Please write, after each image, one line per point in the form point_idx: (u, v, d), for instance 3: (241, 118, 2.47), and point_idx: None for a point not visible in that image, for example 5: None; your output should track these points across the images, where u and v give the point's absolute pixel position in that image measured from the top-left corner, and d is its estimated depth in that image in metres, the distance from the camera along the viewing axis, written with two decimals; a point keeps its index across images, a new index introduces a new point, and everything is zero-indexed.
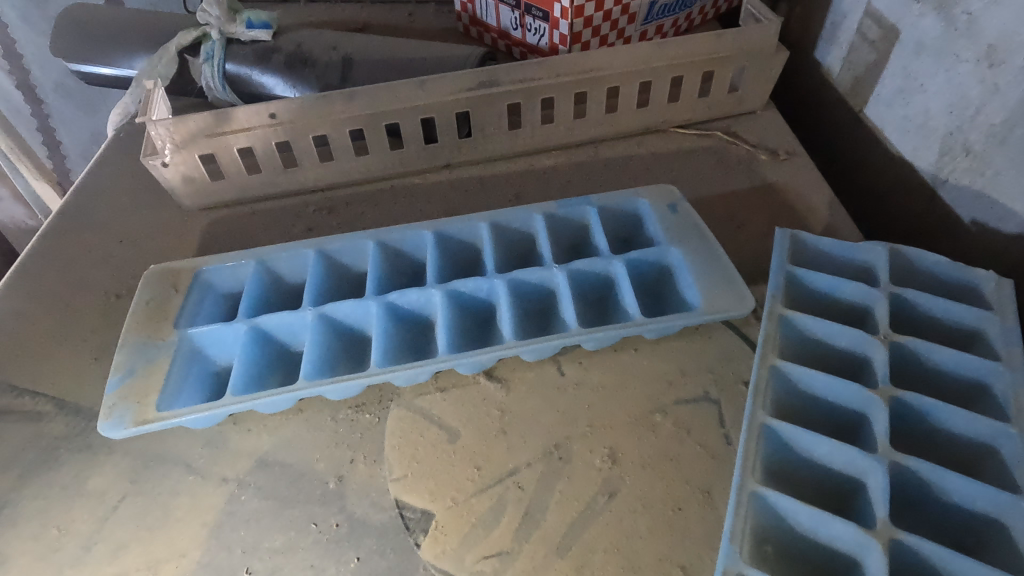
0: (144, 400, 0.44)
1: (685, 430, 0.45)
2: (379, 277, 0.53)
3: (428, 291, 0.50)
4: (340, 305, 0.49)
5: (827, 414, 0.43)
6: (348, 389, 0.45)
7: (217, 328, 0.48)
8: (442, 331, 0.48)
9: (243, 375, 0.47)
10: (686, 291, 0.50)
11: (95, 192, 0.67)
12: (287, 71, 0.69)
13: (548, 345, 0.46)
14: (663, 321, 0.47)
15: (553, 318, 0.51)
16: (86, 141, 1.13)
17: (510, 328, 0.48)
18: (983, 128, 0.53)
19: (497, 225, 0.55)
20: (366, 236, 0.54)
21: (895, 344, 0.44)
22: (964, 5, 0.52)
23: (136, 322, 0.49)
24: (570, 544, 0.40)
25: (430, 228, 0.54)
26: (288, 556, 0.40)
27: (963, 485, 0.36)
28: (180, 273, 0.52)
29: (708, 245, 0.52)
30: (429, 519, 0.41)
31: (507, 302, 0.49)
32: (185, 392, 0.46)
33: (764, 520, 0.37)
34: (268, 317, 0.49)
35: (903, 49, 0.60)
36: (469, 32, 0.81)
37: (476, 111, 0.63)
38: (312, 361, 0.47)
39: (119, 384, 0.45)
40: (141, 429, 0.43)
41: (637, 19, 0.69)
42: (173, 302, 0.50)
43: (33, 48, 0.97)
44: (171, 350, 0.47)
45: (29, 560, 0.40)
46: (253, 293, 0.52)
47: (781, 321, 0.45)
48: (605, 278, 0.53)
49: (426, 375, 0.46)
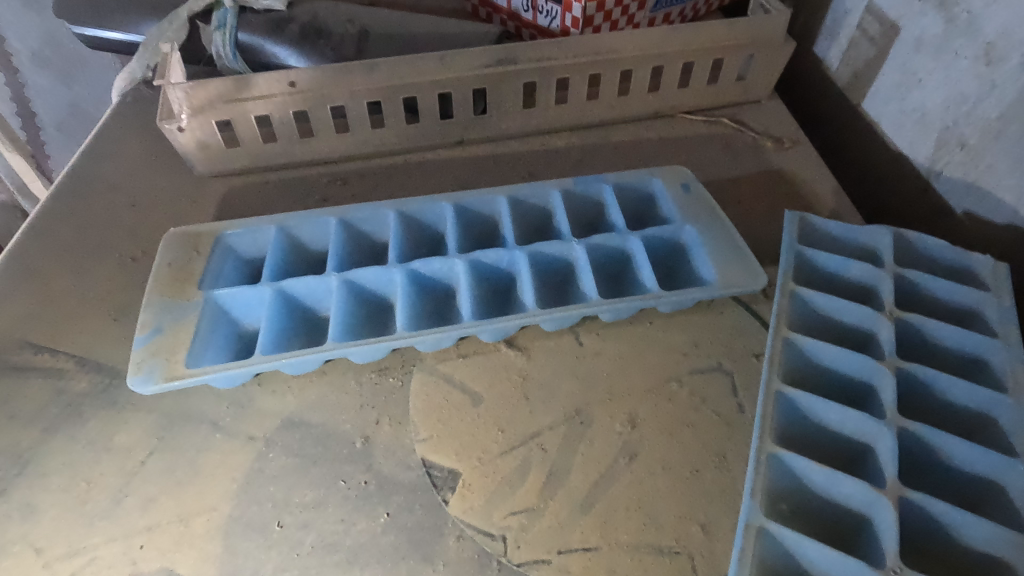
0: (173, 357, 0.44)
1: (700, 398, 0.47)
2: (401, 246, 0.53)
3: (451, 260, 0.51)
4: (364, 271, 0.50)
5: (836, 385, 0.45)
6: (373, 352, 0.46)
7: (242, 291, 0.49)
8: (465, 299, 0.49)
9: (269, 336, 0.47)
10: (700, 267, 0.52)
11: (101, 156, 0.66)
12: (300, 42, 0.69)
13: (569, 314, 0.47)
14: (681, 294, 0.49)
15: (571, 289, 0.53)
16: (64, 113, 1.14)
17: (532, 297, 0.49)
18: (978, 123, 0.55)
19: (515, 200, 0.56)
20: (387, 206, 0.55)
21: (899, 320, 0.46)
22: (965, 4, 0.54)
23: (160, 282, 0.49)
24: (594, 502, 0.41)
25: (449, 201, 0.55)
26: (319, 511, 0.41)
27: (966, 449, 0.38)
28: (202, 236, 0.52)
29: (722, 224, 0.54)
30: (456, 478, 0.42)
31: (528, 272, 0.51)
32: (211, 353, 0.47)
33: (781, 480, 0.39)
34: (293, 281, 0.49)
35: (902, 45, 0.62)
36: (478, 13, 0.80)
37: (493, 88, 0.64)
38: (338, 324, 0.47)
39: (147, 341, 0.45)
40: (170, 384, 0.43)
41: (646, 6, 0.70)
42: (196, 264, 0.50)
43: (12, 17, 0.96)
44: (197, 310, 0.47)
45: (56, 511, 0.40)
46: (276, 258, 0.52)
47: (792, 297, 0.47)
48: (622, 253, 0.54)
49: (449, 340, 0.47)
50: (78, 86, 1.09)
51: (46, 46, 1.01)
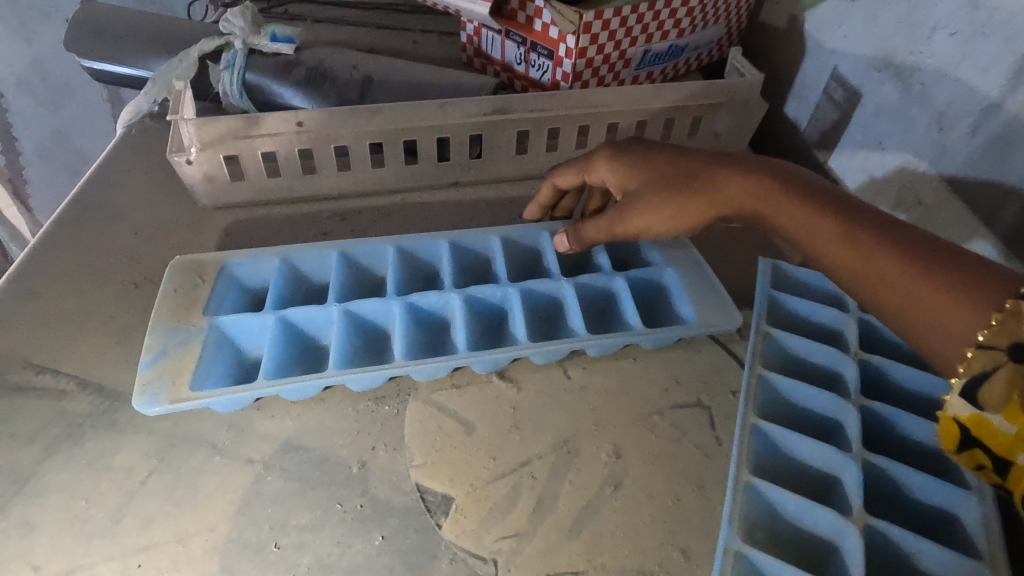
0: (178, 380, 0.46)
1: (681, 431, 0.49)
2: (399, 279, 0.56)
3: (447, 294, 0.54)
4: (364, 302, 0.53)
5: (807, 420, 0.48)
6: (373, 379, 0.48)
7: (247, 318, 0.51)
8: (460, 331, 0.52)
9: (272, 362, 0.49)
10: (680, 307, 0.56)
11: (104, 184, 0.67)
12: (306, 85, 0.73)
13: (559, 348, 0.50)
14: (662, 333, 0.52)
15: (559, 325, 0.56)
16: (46, 138, 1.18)
17: (524, 331, 0.52)
18: (932, 183, 0.61)
19: (507, 239, 0.60)
20: (387, 242, 0.57)
21: (863, 361, 0.49)
22: (919, 76, 0.60)
23: (165, 308, 0.50)
24: (581, 528, 0.43)
25: (446, 238, 0.58)
26: (316, 533, 0.42)
27: (924, 481, 0.41)
28: (206, 264, 0.54)
29: (699, 267, 0.58)
30: (449, 503, 0.44)
31: (520, 308, 0.54)
32: (212, 377, 0.48)
33: (756, 508, 0.42)
34: (295, 309, 0.52)
35: (863, 110, 0.68)
36: (473, 63, 0.85)
37: (488, 135, 0.68)
38: (339, 351, 0.50)
39: (152, 364, 0.46)
40: (175, 406, 0.44)
41: (631, 64, 0.74)
42: (200, 291, 0.52)
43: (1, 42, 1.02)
44: (202, 336, 0.49)
45: (54, 530, 0.41)
46: (279, 287, 0.54)
47: (765, 338, 0.51)
48: (607, 292, 0.58)
49: (444, 370, 0.50)
50: (62, 112, 1.14)
51: (33, 72, 1.07)
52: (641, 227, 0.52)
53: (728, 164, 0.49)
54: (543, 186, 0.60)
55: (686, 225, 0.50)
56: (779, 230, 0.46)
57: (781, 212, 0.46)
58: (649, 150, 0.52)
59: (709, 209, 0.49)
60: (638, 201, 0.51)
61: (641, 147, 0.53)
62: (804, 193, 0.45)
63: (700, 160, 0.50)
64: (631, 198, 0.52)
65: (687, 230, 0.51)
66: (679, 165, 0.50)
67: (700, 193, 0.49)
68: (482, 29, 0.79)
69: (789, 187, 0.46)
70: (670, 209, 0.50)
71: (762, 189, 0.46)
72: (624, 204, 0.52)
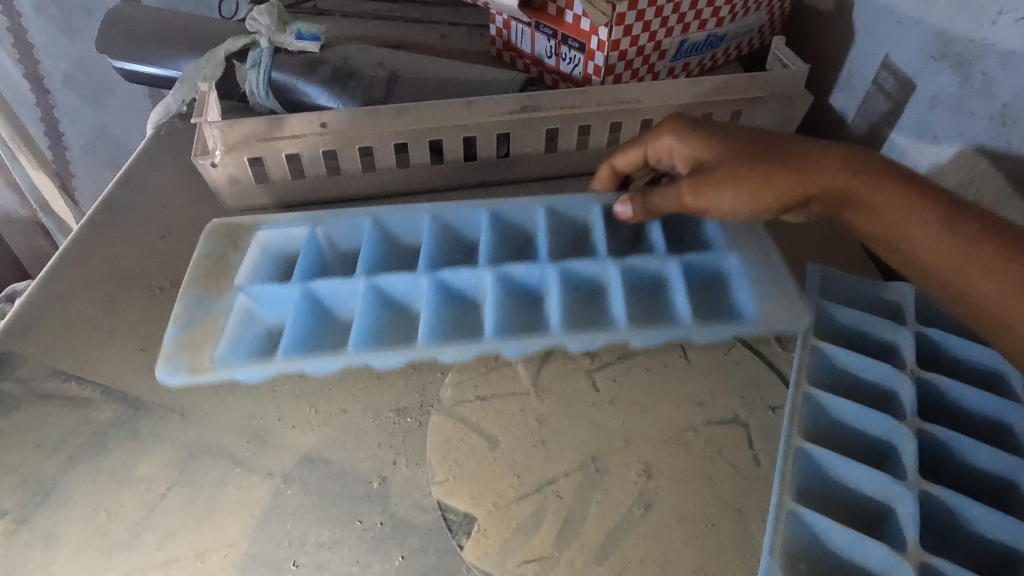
0: (199, 351, 0.49)
1: (716, 450, 0.47)
2: (432, 251, 0.56)
3: (480, 271, 0.53)
4: (393, 279, 0.53)
5: (857, 442, 0.44)
6: (395, 360, 0.49)
7: (274, 288, 0.52)
8: (490, 314, 0.51)
9: (293, 334, 0.51)
10: (738, 294, 0.53)
11: (133, 185, 0.68)
12: (332, 83, 0.71)
13: (586, 340, 0.50)
14: (704, 329, 0.50)
15: (600, 305, 0.54)
16: (89, 135, 1.20)
17: (558, 319, 0.51)
18: (995, 182, 0.56)
19: (552, 211, 0.58)
20: (423, 210, 0.57)
21: (921, 379, 0.46)
22: (981, 65, 0.55)
23: (196, 275, 0.53)
24: (609, 553, 0.41)
25: (485, 208, 0.57)
26: (334, 551, 0.41)
27: (988, 515, 0.38)
28: (241, 229, 0.56)
29: (771, 256, 0.54)
30: (471, 522, 0.43)
31: (556, 289, 0.53)
32: (236, 342, 0.51)
33: (801, 540, 0.39)
34: (322, 283, 0.53)
35: (917, 102, 0.63)
36: (502, 56, 0.83)
37: (516, 133, 0.66)
38: (361, 330, 0.50)
39: (177, 333, 0.50)
40: (195, 378, 0.48)
41: (667, 55, 0.71)
42: (231, 258, 0.54)
43: (44, 39, 1.04)
44: (227, 305, 0.52)
45: (77, 541, 0.41)
46: (310, 255, 0.55)
47: (813, 352, 0.48)
48: (655, 277, 0.55)
49: (469, 355, 0.50)
50: (105, 108, 1.16)
51: (76, 68, 1.09)
52: (710, 204, 0.47)
53: (811, 146, 0.45)
54: (602, 167, 0.56)
55: (758, 206, 0.46)
56: (865, 215, 0.43)
57: (876, 196, 0.42)
58: (727, 128, 0.48)
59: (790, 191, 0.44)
60: (712, 176, 0.46)
61: (717, 124, 0.49)
62: (897, 179, 0.42)
63: (783, 137, 0.46)
64: (702, 173, 0.47)
65: (757, 212, 0.47)
66: (763, 139, 0.46)
67: (783, 173, 0.44)
68: (511, 22, 0.77)
69: (885, 171, 0.43)
70: (747, 187, 0.45)
71: (854, 167, 0.43)
72: (699, 175, 0.47)
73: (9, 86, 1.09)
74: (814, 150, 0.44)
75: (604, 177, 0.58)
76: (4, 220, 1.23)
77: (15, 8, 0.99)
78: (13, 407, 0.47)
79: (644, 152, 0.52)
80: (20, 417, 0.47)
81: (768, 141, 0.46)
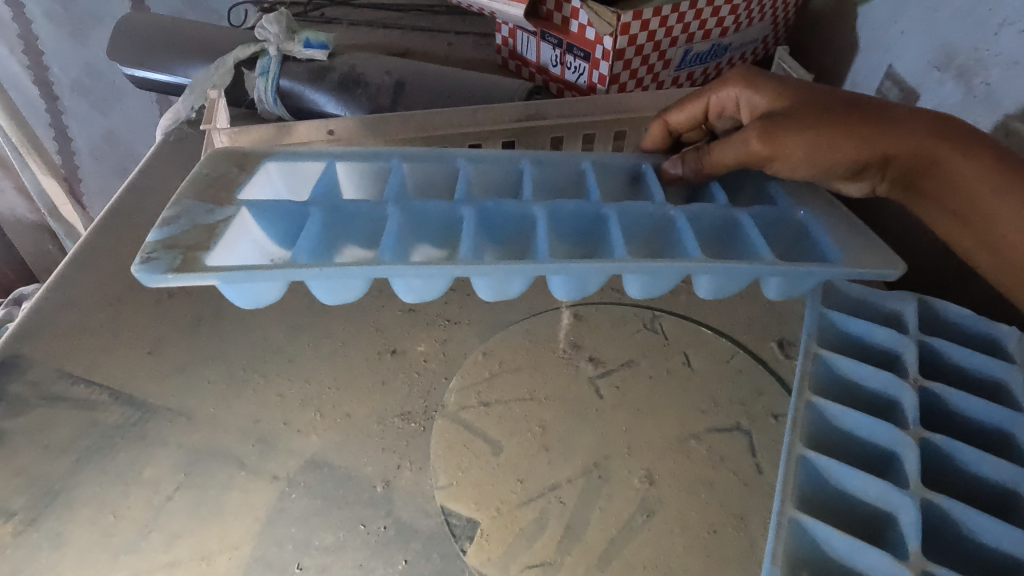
0: (190, 252, 0.40)
1: (719, 457, 0.47)
2: (469, 191, 0.50)
3: (530, 206, 0.48)
4: (433, 205, 0.47)
5: (859, 451, 0.44)
6: (427, 283, 0.42)
7: (291, 208, 0.45)
8: (542, 242, 0.45)
9: (309, 246, 0.43)
10: (821, 244, 0.49)
11: (142, 190, 0.68)
12: (339, 90, 0.72)
13: (660, 268, 0.43)
14: (794, 266, 0.44)
15: (662, 246, 0.49)
16: (98, 139, 1.21)
17: (621, 247, 0.44)
18: None
19: (599, 163, 0.54)
20: (458, 152, 0.52)
21: (923, 389, 0.45)
22: (983, 76, 0.56)
23: (194, 185, 0.44)
24: (612, 559, 0.41)
25: (528, 156, 0.53)
26: (338, 554, 0.41)
27: (990, 525, 0.38)
28: (249, 155, 0.49)
29: (841, 212, 0.51)
30: (474, 527, 0.43)
31: (617, 225, 0.47)
32: (233, 259, 0.42)
33: (802, 548, 0.39)
34: (350, 203, 0.47)
35: (921, 111, 0.63)
36: (508, 65, 0.84)
37: (522, 141, 0.66)
38: (391, 246, 0.43)
39: (162, 236, 0.40)
40: (179, 279, 0.38)
41: (671, 65, 0.71)
42: (238, 176, 0.47)
43: (55, 46, 1.05)
44: (230, 215, 0.44)
45: (84, 543, 0.41)
46: (325, 185, 0.49)
47: (816, 359, 0.47)
48: (722, 220, 0.51)
49: (518, 282, 0.43)
50: (113, 112, 1.17)
51: (85, 74, 1.10)
52: (780, 152, 0.46)
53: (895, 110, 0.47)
54: (654, 123, 0.56)
55: (835, 155, 0.46)
56: (944, 177, 0.45)
57: (956, 164, 0.44)
58: (808, 87, 0.49)
59: (874, 146, 0.45)
60: (791, 118, 0.46)
61: (796, 83, 0.49)
62: (981, 150, 0.44)
63: (863, 99, 0.47)
64: (784, 115, 0.46)
65: (829, 163, 0.46)
66: (844, 97, 0.47)
67: (873, 129, 0.45)
68: (517, 30, 0.78)
69: (963, 140, 0.44)
70: (831, 135, 0.45)
71: (939, 132, 0.44)
72: (770, 120, 0.46)
73: (19, 91, 1.10)
74: (898, 114, 0.46)
75: (654, 136, 0.57)
76: (14, 225, 1.24)
77: (26, 15, 1.00)
78: (22, 409, 0.48)
79: (705, 104, 0.53)
80: (29, 418, 0.47)
81: (849, 99, 0.47)
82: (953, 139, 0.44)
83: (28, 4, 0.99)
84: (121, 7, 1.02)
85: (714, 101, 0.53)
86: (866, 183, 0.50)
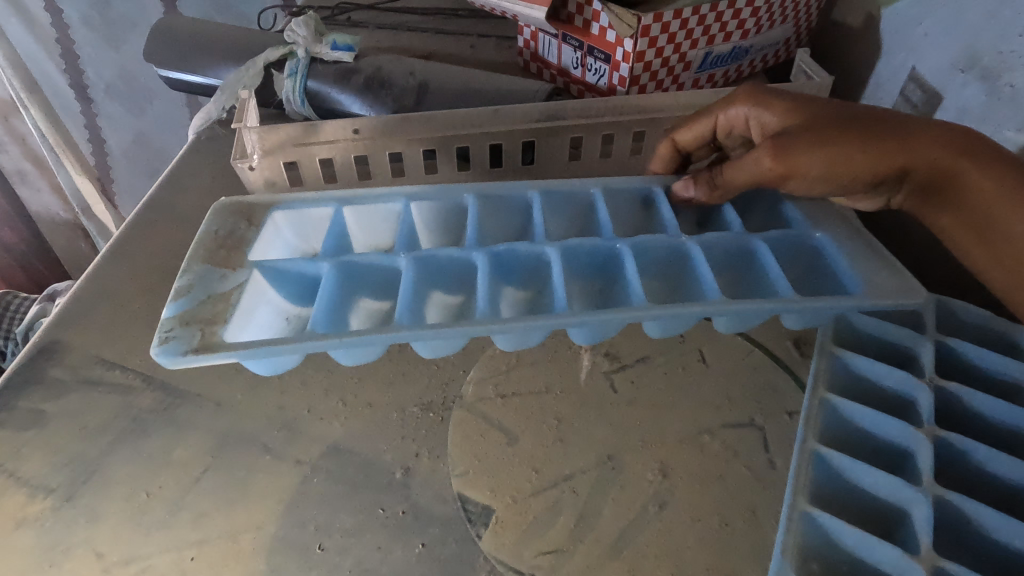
0: (208, 328, 0.41)
1: (733, 452, 0.47)
2: (478, 232, 0.51)
3: (541, 246, 0.48)
4: (438, 252, 0.48)
5: (872, 449, 0.44)
6: (447, 343, 0.42)
7: (302, 264, 0.47)
8: (562, 292, 0.45)
9: (326, 315, 0.44)
10: (840, 271, 0.50)
11: (174, 187, 0.70)
12: (364, 92, 0.74)
13: (678, 316, 0.43)
14: (809, 302, 0.44)
15: (685, 286, 0.49)
16: (129, 141, 1.25)
17: (641, 295, 0.45)
18: None
19: (610, 190, 0.55)
20: (465, 188, 0.53)
21: (939, 387, 0.45)
22: (1008, 78, 0.55)
23: (202, 251, 0.46)
24: (624, 547, 0.42)
25: (536, 187, 0.53)
26: (358, 537, 0.43)
27: (1005, 523, 0.37)
28: (255, 207, 0.50)
29: (860, 236, 0.52)
30: (489, 514, 0.44)
31: (634, 266, 0.48)
32: (252, 327, 0.44)
33: (814, 540, 0.39)
34: (351, 258, 0.47)
35: (944, 113, 0.63)
36: (529, 67, 0.85)
37: (541, 142, 0.67)
38: (406, 306, 0.44)
39: (178, 310, 0.42)
40: (193, 359, 0.39)
41: (691, 67, 0.72)
42: (246, 233, 0.48)
43: (91, 50, 1.10)
44: (244, 280, 0.45)
45: (118, 518, 0.43)
46: (334, 235, 0.50)
47: (832, 358, 0.48)
48: (738, 249, 0.51)
49: (537, 334, 0.43)
50: (145, 116, 1.21)
51: (118, 77, 1.14)
52: (797, 172, 0.46)
53: (913, 122, 0.47)
54: (664, 142, 0.56)
55: (850, 168, 0.46)
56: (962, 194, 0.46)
57: (978, 179, 0.45)
58: (819, 103, 0.48)
59: (891, 159, 0.45)
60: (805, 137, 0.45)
61: (807, 98, 0.49)
62: (999, 165, 0.44)
63: (879, 114, 0.47)
64: (798, 133, 0.46)
65: (849, 181, 0.47)
66: (860, 113, 0.47)
67: (895, 148, 0.45)
68: (538, 33, 0.79)
69: (984, 154, 0.45)
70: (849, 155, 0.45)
71: (959, 147, 0.45)
72: (782, 139, 0.46)
73: (57, 94, 1.14)
74: (917, 129, 0.46)
75: (664, 156, 0.57)
76: (49, 223, 1.28)
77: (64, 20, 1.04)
78: (60, 392, 0.50)
79: (714, 123, 0.53)
80: (66, 401, 0.49)
81: (865, 113, 0.47)
82: (974, 155, 0.45)
83: (66, 10, 1.03)
84: (156, 13, 1.07)
85: (723, 119, 0.53)
86: (882, 197, 0.50)
